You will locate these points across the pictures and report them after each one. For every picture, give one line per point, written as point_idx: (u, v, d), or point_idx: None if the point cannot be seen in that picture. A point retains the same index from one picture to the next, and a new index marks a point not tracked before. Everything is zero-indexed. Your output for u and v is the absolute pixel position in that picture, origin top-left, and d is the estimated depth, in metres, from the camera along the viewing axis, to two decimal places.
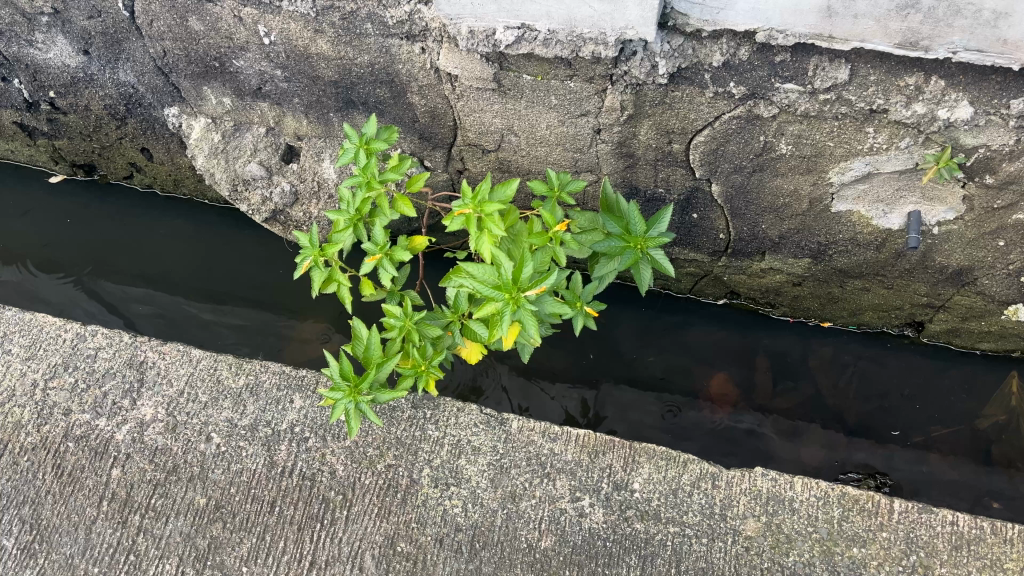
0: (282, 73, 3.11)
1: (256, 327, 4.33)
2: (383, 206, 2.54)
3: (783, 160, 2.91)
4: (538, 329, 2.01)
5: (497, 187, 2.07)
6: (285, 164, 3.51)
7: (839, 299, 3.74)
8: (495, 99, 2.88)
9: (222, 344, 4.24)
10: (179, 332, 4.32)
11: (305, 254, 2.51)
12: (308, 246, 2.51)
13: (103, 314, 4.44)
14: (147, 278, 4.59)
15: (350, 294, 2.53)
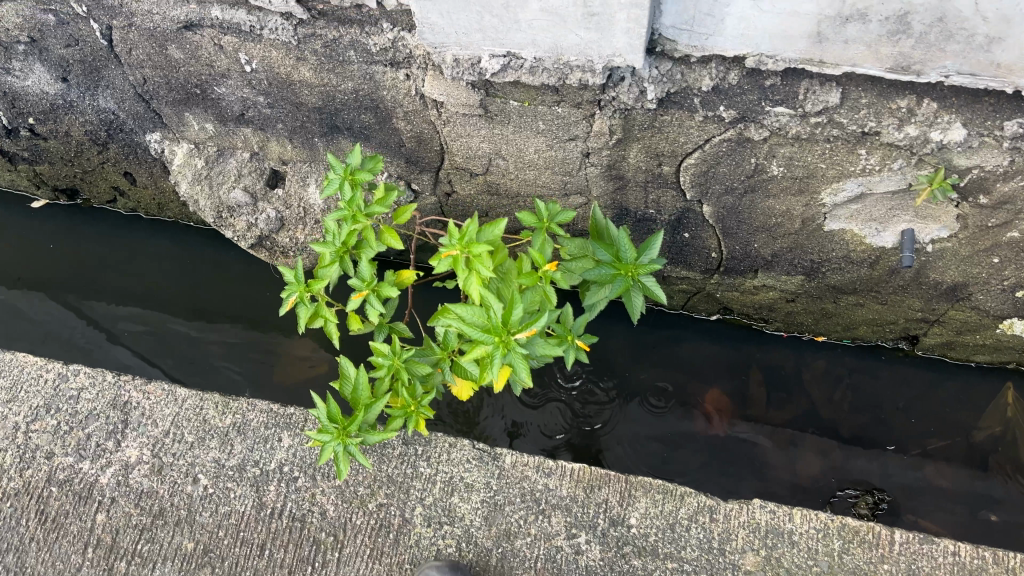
0: (265, 99, 3.05)
1: (247, 351, 4.28)
2: (369, 238, 2.49)
3: (775, 181, 2.87)
4: (529, 373, 1.97)
5: (485, 226, 2.03)
6: (270, 190, 3.44)
7: (833, 314, 3.70)
8: (482, 124, 2.83)
9: (212, 374, 4.20)
10: (170, 354, 4.31)
11: (290, 290, 2.46)
12: (293, 282, 2.46)
13: (91, 339, 4.40)
14: (134, 297, 4.54)
15: (337, 330, 2.48)
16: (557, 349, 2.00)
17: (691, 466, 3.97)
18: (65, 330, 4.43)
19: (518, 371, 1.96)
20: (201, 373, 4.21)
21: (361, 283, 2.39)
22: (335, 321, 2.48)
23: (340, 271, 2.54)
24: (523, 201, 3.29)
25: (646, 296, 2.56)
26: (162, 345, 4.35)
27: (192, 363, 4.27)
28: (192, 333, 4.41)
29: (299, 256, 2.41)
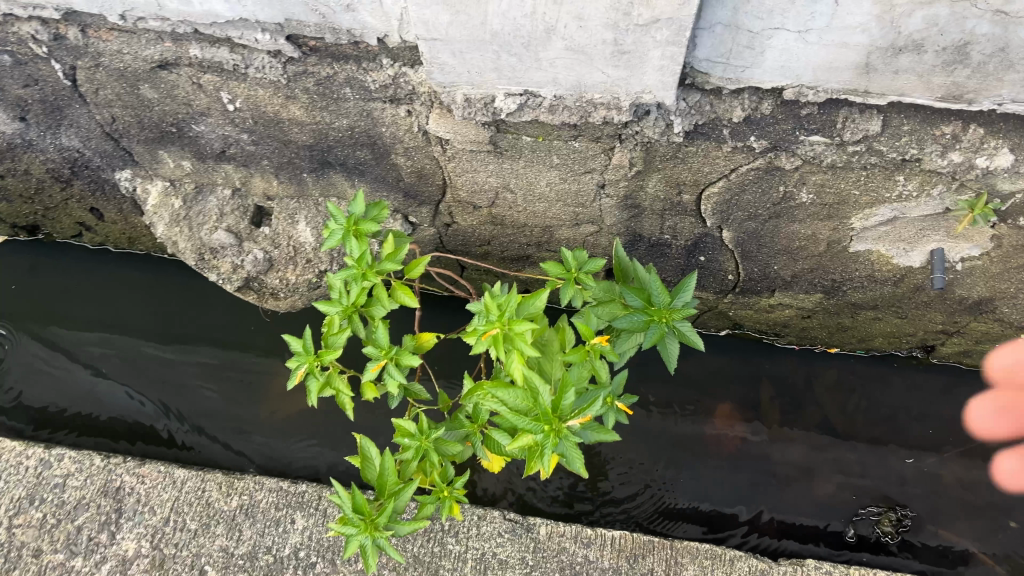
0: (249, 136, 2.81)
1: (231, 379, 4.08)
2: (383, 297, 2.26)
3: (803, 208, 2.71)
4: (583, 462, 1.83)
5: (526, 301, 1.93)
6: (255, 229, 3.20)
7: (848, 327, 3.57)
8: (490, 159, 2.62)
9: (197, 407, 4.02)
10: (152, 387, 4.08)
11: (297, 361, 2.21)
12: (300, 351, 2.21)
13: (62, 370, 4.13)
14: (105, 324, 4.23)
15: (350, 402, 2.24)
16: (611, 432, 1.90)
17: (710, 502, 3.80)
18: (31, 362, 4.14)
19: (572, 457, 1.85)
20: (186, 407, 4.02)
21: (377, 351, 2.16)
22: (349, 392, 2.24)
23: (350, 333, 2.30)
24: (530, 231, 3.09)
25: (682, 342, 2.38)
26: (139, 376, 4.12)
27: (174, 397, 4.06)
28: (169, 362, 4.16)
29: (307, 323, 2.17)
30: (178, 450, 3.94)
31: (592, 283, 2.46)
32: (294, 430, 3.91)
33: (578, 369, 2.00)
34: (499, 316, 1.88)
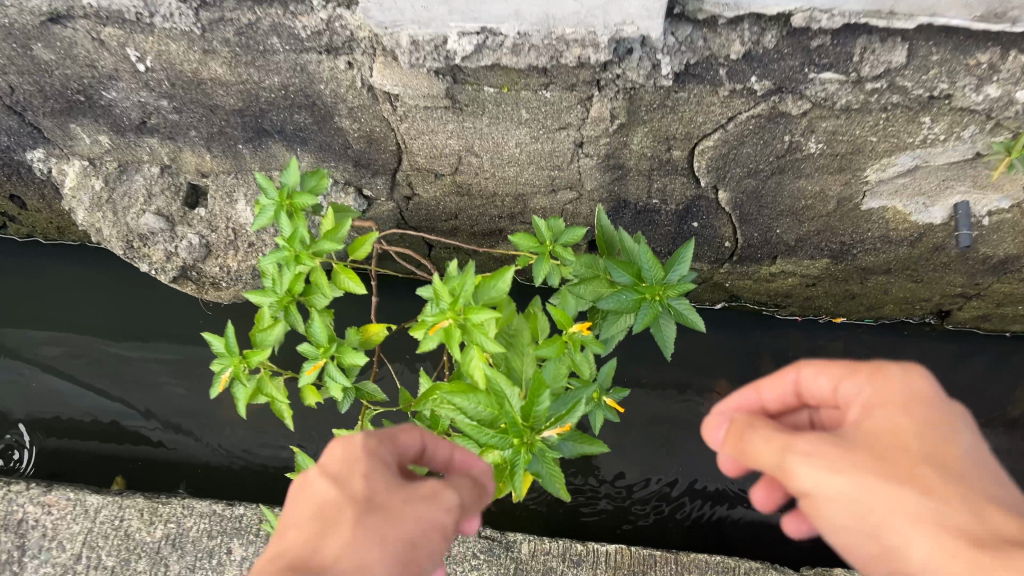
0: (170, 103, 2.42)
1: (199, 373, 3.67)
2: (322, 284, 1.93)
3: (811, 160, 2.38)
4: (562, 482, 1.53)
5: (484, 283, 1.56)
6: (189, 210, 2.81)
7: (858, 295, 3.23)
8: (449, 118, 2.27)
9: (173, 406, 3.64)
10: (116, 385, 3.69)
11: (223, 365, 1.86)
12: (224, 351, 1.87)
13: (12, 374, 3.71)
14: (52, 322, 3.78)
15: (289, 409, 1.90)
16: (595, 442, 1.58)
17: (711, 497, 3.44)
18: None
19: (550, 474, 1.55)
20: (156, 407, 3.65)
21: (315, 349, 1.82)
22: (287, 398, 1.90)
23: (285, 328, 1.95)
24: (501, 200, 2.73)
25: (679, 322, 2.04)
26: (101, 376, 3.72)
27: (141, 395, 3.67)
28: (130, 361, 3.74)
29: (231, 318, 1.82)
30: (161, 450, 3.59)
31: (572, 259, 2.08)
32: (258, 429, 3.55)
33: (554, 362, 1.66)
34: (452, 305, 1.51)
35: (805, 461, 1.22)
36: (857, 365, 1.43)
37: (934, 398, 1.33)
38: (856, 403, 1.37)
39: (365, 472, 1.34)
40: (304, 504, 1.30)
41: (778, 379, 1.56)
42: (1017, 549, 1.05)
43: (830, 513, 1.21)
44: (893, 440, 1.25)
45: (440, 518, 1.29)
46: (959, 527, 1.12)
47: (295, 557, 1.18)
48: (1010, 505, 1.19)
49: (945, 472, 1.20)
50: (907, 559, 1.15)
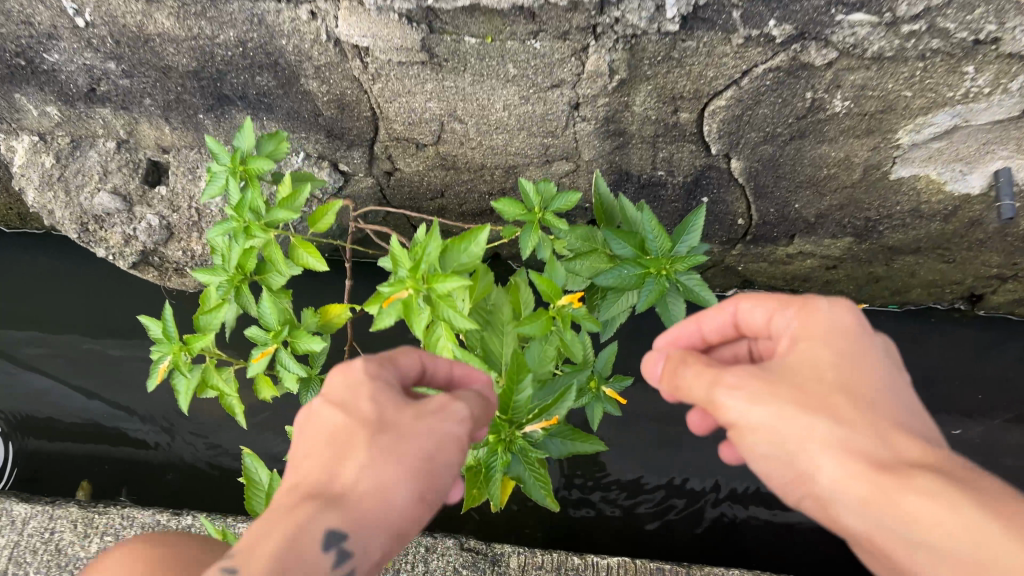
0: (119, 65, 2.17)
1: None
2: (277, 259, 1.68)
3: (835, 121, 2.12)
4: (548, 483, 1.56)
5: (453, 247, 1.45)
6: (148, 189, 2.56)
7: (883, 278, 2.96)
8: (427, 76, 2.01)
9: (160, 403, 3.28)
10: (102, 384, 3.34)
11: (160, 353, 1.63)
12: (162, 337, 1.63)
13: None
14: (26, 322, 3.45)
15: (241, 404, 1.68)
16: (590, 442, 1.58)
17: (731, 496, 3.00)
18: None
19: (533, 470, 1.55)
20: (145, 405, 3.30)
21: (265, 334, 1.61)
22: (236, 390, 1.67)
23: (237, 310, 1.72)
24: (490, 174, 2.47)
25: (689, 301, 1.79)
26: (85, 374, 3.37)
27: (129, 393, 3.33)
28: (116, 359, 3.40)
29: (167, 300, 1.58)
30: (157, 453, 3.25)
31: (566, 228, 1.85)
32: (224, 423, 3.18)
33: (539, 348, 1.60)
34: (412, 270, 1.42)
35: (729, 392, 1.24)
36: (790, 299, 1.40)
37: (861, 331, 1.30)
38: (785, 336, 1.35)
39: (372, 392, 1.26)
40: (316, 429, 1.25)
41: (717, 312, 1.52)
42: (915, 470, 1.07)
43: (750, 439, 1.23)
44: (813, 369, 1.25)
45: (456, 427, 1.22)
46: (868, 452, 1.13)
47: (315, 489, 1.16)
48: (921, 431, 1.20)
49: (860, 399, 1.20)
50: (816, 484, 1.16)
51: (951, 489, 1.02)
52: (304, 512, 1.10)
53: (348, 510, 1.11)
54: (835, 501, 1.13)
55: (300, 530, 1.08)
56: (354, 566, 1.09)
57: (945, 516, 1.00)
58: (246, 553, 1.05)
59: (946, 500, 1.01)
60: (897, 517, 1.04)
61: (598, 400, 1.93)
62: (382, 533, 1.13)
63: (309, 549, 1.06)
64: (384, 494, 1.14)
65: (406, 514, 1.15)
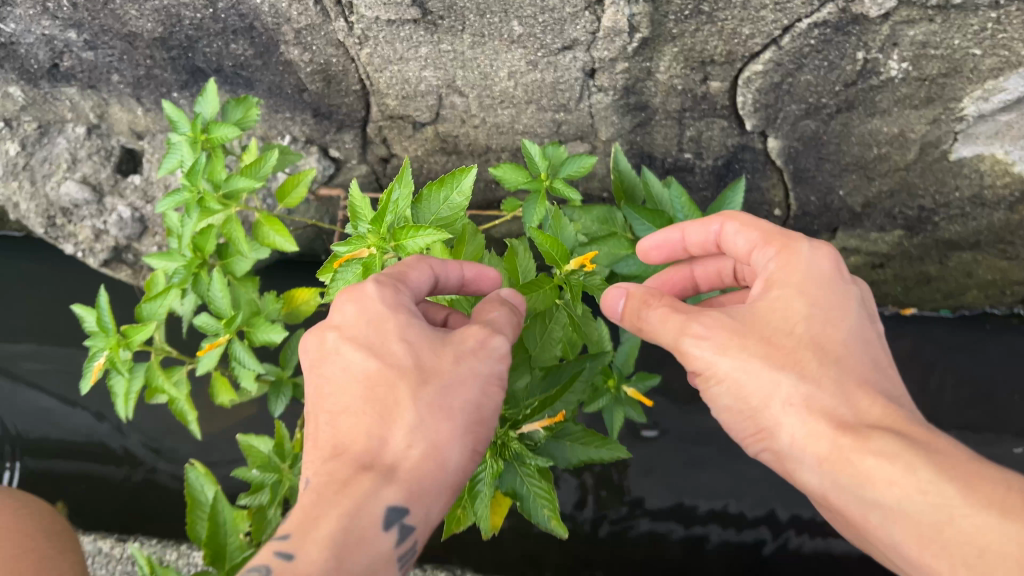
0: (80, 34, 1.94)
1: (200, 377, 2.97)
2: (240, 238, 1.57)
3: (889, 89, 1.84)
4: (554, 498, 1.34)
5: (432, 193, 1.29)
6: (121, 178, 2.33)
7: (935, 279, 2.64)
8: (421, 38, 1.77)
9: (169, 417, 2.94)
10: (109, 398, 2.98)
11: (95, 348, 1.49)
12: (98, 331, 1.50)
13: None
14: None
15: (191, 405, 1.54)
16: (606, 448, 1.38)
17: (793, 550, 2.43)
18: None
19: (533, 480, 1.36)
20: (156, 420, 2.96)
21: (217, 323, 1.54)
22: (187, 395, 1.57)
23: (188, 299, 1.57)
24: (497, 158, 2.21)
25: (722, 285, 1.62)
26: None
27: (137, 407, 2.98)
28: None
29: (101, 287, 1.43)
30: None
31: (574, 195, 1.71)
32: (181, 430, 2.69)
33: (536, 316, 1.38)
34: (376, 216, 1.24)
35: (695, 342, 1.22)
36: (772, 233, 1.31)
37: (833, 280, 1.25)
38: (761, 277, 1.28)
39: (400, 329, 1.14)
40: (343, 375, 1.14)
41: (702, 228, 1.41)
42: (873, 430, 1.10)
43: (717, 387, 1.24)
44: (783, 320, 1.21)
45: (497, 366, 1.17)
46: (830, 410, 1.14)
47: (360, 451, 1.09)
48: (887, 385, 1.20)
49: (829, 355, 1.18)
50: (778, 438, 1.19)
51: (907, 451, 1.06)
52: (360, 482, 1.05)
53: (404, 476, 1.08)
54: (797, 455, 1.17)
55: (360, 506, 1.04)
56: (416, 530, 1.09)
57: (899, 478, 1.04)
58: (303, 537, 1.00)
59: (901, 461, 1.05)
60: (854, 478, 1.08)
61: (619, 403, 1.81)
62: (439, 492, 1.11)
63: (374, 526, 1.04)
64: (437, 456, 1.10)
65: (458, 468, 1.13)
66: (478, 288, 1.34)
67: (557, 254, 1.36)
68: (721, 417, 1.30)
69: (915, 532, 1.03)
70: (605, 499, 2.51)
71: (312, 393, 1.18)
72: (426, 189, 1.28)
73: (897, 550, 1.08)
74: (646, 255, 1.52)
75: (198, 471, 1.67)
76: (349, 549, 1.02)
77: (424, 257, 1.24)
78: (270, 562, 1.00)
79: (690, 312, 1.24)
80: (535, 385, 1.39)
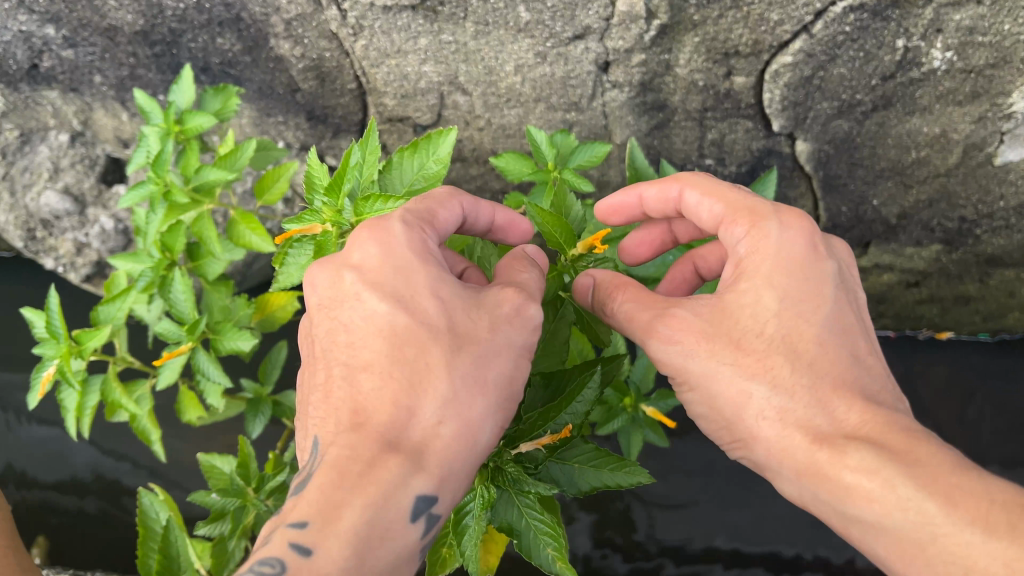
0: (58, 30, 1.82)
1: None
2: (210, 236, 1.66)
3: (931, 82, 1.68)
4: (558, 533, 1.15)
5: (406, 153, 1.19)
6: (105, 189, 2.19)
7: (973, 298, 2.32)
8: (422, 28, 1.65)
9: None
10: None
11: (45, 356, 1.52)
12: (48, 338, 1.53)
13: None
14: None
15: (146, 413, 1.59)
16: (625, 470, 1.18)
17: None
18: None
19: (533, 512, 1.16)
20: None
21: (178, 330, 1.62)
22: (146, 409, 1.64)
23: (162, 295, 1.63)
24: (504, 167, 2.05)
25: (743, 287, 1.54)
26: None
27: None
28: None
29: (54, 290, 1.47)
30: None
31: (587, 184, 1.55)
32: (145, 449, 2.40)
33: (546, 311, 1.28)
34: (333, 178, 1.11)
35: (661, 345, 1.12)
36: (737, 206, 1.19)
37: (807, 265, 1.13)
38: (731, 261, 1.17)
39: (432, 285, 1.03)
40: (366, 325, 1.02)
41: (661, 194, 1.29)
42: (850, 442, 1.00)
43: (690, 393, 1.15)
44: (753, 319, 1.10)
45: (532, 337, 1.07)
46: (806, 421, 1.05)
47: (383, 423, 0.97)
48: (867, 381, 1.09)
49: (802, 357, 1.08)
50: (754, 450, 1.11)
51: (887, 463, 0.96)
52: (389, 465, 0.94)
53: (434, 461, 0.97)
54: (773, 466, 1.08)
55: (389, 495, 0.93)
56: (441, 519, 0.99)
57: (878, 494, 0.95)
58: (325, 528, 0.89)
59: (879, 478, 0.95)
60: (835, 494, 0.99)
61: (636, 425, 1.68)
62: (465, 475, 1.01)
63: (401, 520, 0.94)
64: (469, 439, 0.99)
65: (487, 449, 1.03)
66: (506, 239, 1.29)
67: (563, 237, 1.22)
68: (696, 422, 1.20)
69: (898, 548, 0.94)
70: (616, 539, 2.29)
71: (324, 334, 1.07)
72: (396, 156, 1.19)
73: (883, 564, 0.99)
74: (608, 219, 1.40)
75: (152, 496, 1.56)
76: (373, 542, 0.92)
77: (457, 194, 1.16)
78: (284, 554, 0.89)
79: (653, 313, 1.13)
80: (536, 396, 1.20)
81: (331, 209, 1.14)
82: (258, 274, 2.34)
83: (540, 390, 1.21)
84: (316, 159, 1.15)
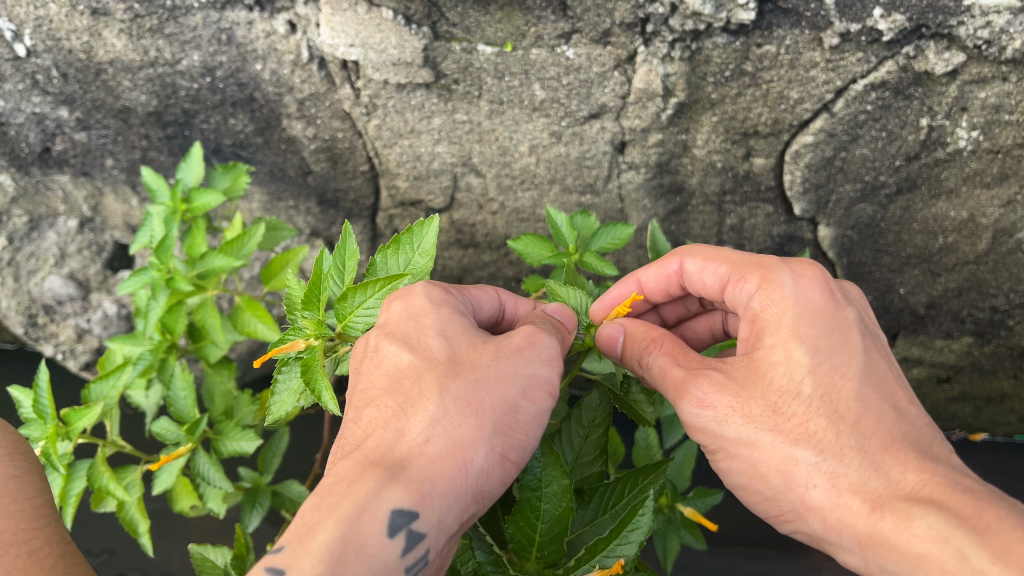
0: (72, 112, 1.82)
1: None
2: (218, 324, 1.62)
3: (957, 163, 1.62)
4: None
5: (400, 239, 1.06)
6: (111, 275, 2.13)
7: (1010, 398, 2.11)
8: (437, 110, 1.67)
9: None
10: None
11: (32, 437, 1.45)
12: (37, 417, 1.45)
13: None
14: None
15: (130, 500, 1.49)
16: None
17: None
18: None
19: None
20: None
21: (176, 431, 1.53)
22: (135, 497, 1.55)
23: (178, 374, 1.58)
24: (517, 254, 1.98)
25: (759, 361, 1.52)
26: None
27: None
28: None
29: (44, 366, 1.39)
30: None
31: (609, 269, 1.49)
32: (132, 545, 2.26)
33: (591, 415, 1.17)
34: (308, 290, 0.98)
35: (692, 408, 1.06)
36: (745, 264, 1.16)
37: (824, 317, 1.07)
38: (746, 318, 1.12)
39: (440, 324, 0.99)
40: (373, 372, 0.97)
41: (659, 269, 1.28)
42: (914, 504, 0.92)
43: (725, 462, 1.08)
44: (785, 378, 1.03)
45: (545, 372, 0.99)
46: (860, 485, 0.97)
47: (373, 446, 0.90)
48: (918, 435, 1.00)
49: (844, 417, 1.01)
50: (809, 523, 1.02)
51: (956, 528, 0.87)
52: (365, 481, 0.85)
53: (415, 475, 0.87)
54: (832, 539, 0.99)
55: (362, 509, 0.82)
56: (429, 540, 0.86)
57: (951, 565, 0.86)
58: (297, 548, 0.79)
59: (951, 547, 0.86)
60: (903, 564, 0.91)
61: (672, 524, 1.56)
62: (457, 503, 0.90)
63: (375, 531, 0.82)
64: (457, 458, 0.89)
65: (483, 477, 0.92)
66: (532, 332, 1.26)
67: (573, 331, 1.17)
68: (738, 497, 1.12)
69: None
70: None
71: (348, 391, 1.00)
72: (379, 257, 1.06)
73: None
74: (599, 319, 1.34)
75: None
76: (349, 562, 0.80)
77: (492, 285, 1.17)
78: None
79: (688, 371, 1.08)
80: (578, 516, 1.12)
81: (314, 322, 1.01)
82: (262, 365, 2.28)
83: (584, 508, 1.12)
84: (293, 277, 1.05)
